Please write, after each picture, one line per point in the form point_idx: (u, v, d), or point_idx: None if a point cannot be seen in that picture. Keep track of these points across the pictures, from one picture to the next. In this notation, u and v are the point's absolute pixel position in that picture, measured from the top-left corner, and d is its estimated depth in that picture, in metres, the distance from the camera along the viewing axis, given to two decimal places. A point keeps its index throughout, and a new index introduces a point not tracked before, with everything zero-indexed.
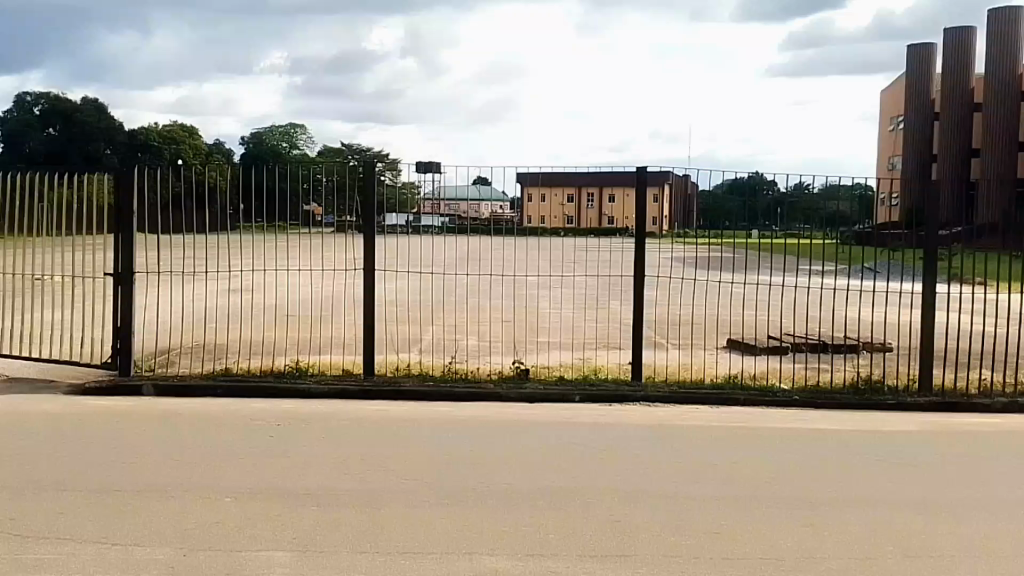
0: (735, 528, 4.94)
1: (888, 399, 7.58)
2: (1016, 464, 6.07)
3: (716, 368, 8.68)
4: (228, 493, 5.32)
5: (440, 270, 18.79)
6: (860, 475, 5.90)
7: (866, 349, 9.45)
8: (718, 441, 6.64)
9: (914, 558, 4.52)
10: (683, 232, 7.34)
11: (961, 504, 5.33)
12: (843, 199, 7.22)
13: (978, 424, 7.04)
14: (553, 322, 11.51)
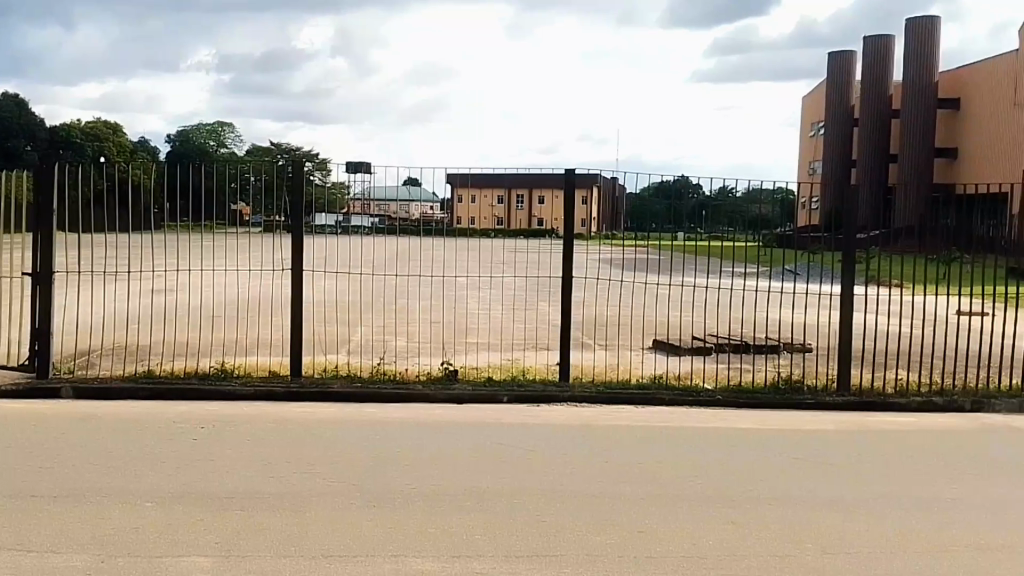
0: (659, 527, 4.88)
1: (806, 398, 8.00)
2: (930, 459, 6.29)
3: (641, 370, 9.12)
4: (150, 498, 5.20)
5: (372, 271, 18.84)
6: (785, 474, 5.96)
7: (786, 349, 9.98)
8: (643, 441, 6.74)
9: (832, 555, 4.48)
10: (611, 234, 7.52)
11: (881, 499, 5.38)
12: (765, 203, 7.38)
13: (890, 422, 7.35)
14: (484, 322, 11.61)
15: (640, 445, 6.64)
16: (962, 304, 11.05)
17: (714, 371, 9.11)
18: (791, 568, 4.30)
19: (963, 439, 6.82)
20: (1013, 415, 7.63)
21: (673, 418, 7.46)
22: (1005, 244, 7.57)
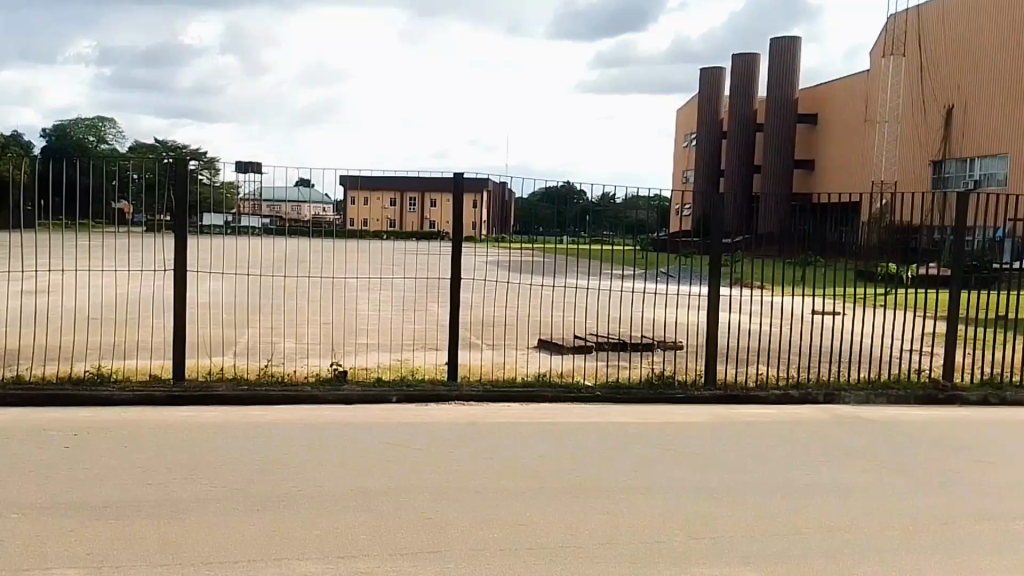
0: (540, 519, 5.13)
1: (677, 393, 8.63)
2: (786, 448, 6.86)
3: (526, 368, 9.48)
4: (17, 510, 5.02)
5: (261, 271, 18.50)
6: (657, 464, 6.37)
7: (660, 347, 10.60)
8: (527, 437, 7.03)
9: (697, 539, 4.82)
10: (500, 237, 7.74)
11: (742, 484, 5.86)
12: (643, 208, 7.86)
13: (753, 415, 7.94)
14: (375, 324, 11.66)
15: (524, 441, 6.92)
16: (819, 303, 12.01)
17: (594, 368, 9.59)
18: (657, 552, 4.62)
19: (816, 428, 7.49)
20: (860, 405, 8.42)
21: (557, 416, 7.83)
22: (855, 248, 8.38)
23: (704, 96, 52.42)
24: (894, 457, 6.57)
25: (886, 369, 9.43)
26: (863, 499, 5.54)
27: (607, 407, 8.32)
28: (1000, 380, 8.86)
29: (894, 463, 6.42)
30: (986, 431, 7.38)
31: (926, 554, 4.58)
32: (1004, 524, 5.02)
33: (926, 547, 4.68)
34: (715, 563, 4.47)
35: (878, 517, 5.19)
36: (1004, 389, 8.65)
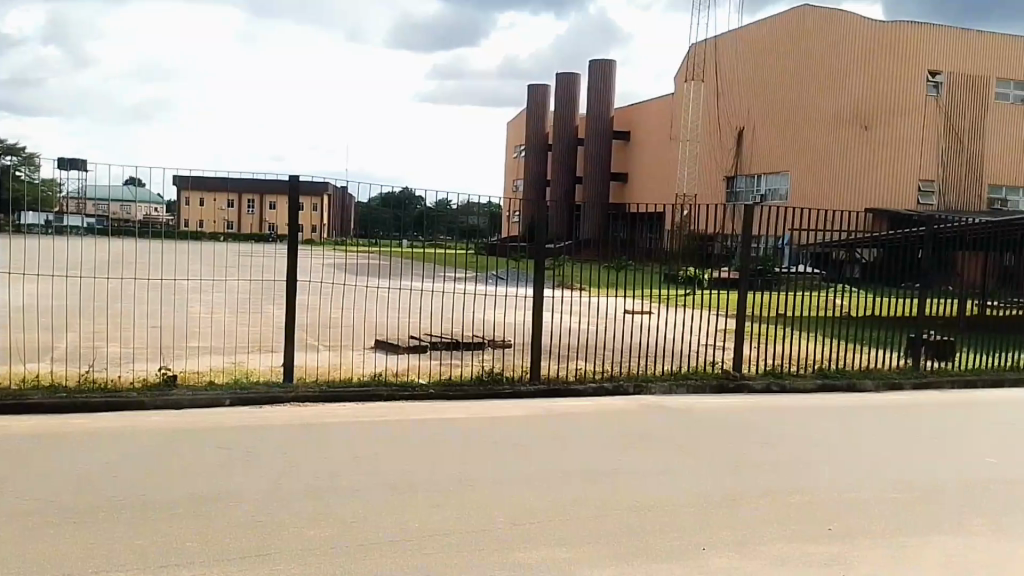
0: (372, 517, 5.36)
1: (506, 389, 9.21)
2: (601, 437, 7.58)
3: (361, 368, 9.69)
4: None
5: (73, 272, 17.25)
6: (485, 458, 6.81)
7: (490, 346, 11.20)
8: (362, 438, 7.24)
9: (520, 525, 5.28)
10: (341, 239, 8.09)
11: (560, 474, 6.42)
12: (476, 215, 8.36)
13: (573, 408, 8.68)
14: (204, 326, 11.37)
15: (359, 442, 7.13)
16: (632, 304, 13.22)
17: (428, 367, 9.99)
18: (480, 538, 5.03)
19: (626, 418, 8.33)
20: (664, 395, 9.44)
21: (393, 416, 8.14)
22: (662, 253, 9.41)
23: (530, 108, 54.63)
24: (690, 443, 7.48)
25: (686, 362, 10.60)
26: (661, 481, 6.30)
27: (440, 404, 8.73)
28: (777, 370, 10.26)
29: (688, 448, 7.31)
30: (764, 416, 8.56)
31: (707, 524, 5.35)
32: (770, 497, 5.94)
33: (708, 518, 5.46)
34: (531, 544, 4.95)
35: (672, 496, 5.93)
36: (782, 378, 10.04)
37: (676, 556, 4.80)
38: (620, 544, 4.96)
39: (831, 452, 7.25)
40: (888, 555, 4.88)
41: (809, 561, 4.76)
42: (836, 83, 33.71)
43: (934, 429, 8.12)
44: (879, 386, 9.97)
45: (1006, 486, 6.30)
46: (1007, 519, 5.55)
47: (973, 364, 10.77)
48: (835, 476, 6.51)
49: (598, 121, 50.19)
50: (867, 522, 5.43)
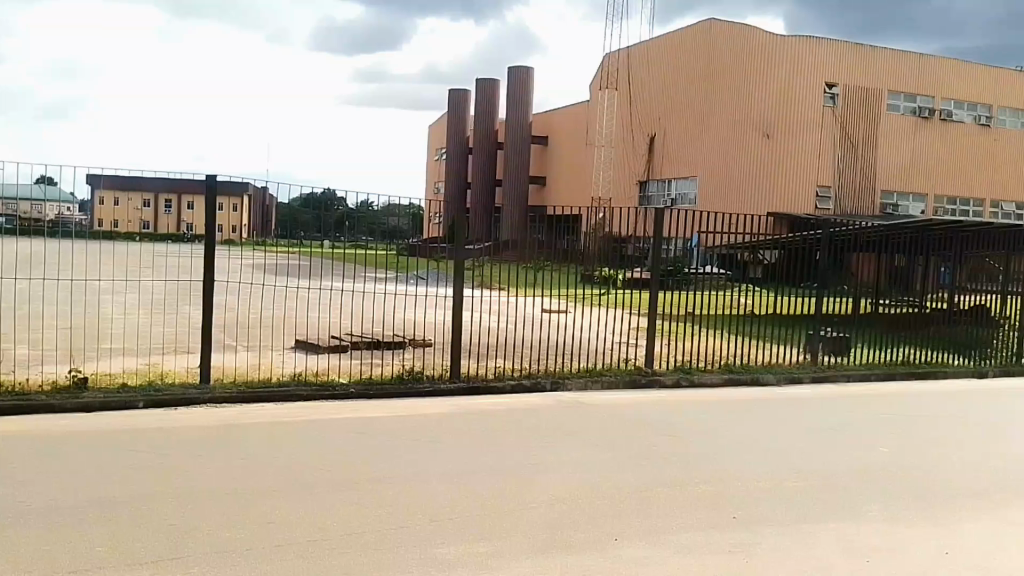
0: (287, 519, 5.40)
1: (426, 388, 9.37)
2: (518, 434, 7.82)
3: (280, 368, 9.67)
4: None
5: None
6: (403, 457, 6.93)
7: (411, 345, 11.35)
8: (280, 440, 7.26)
9: (436, 522, 5.42)
10: (262, 241, 8.09)
11: (477, 471, 6.60)
12: (401, 216, 8.64)
13: (491, 406, 8.91)
14: (116, 328, 11.08)
15: (278, 445, 7.14)
16: (550, 303, 13.61)
17: (348, 366, 10.04)
18: (397, 535, 5.15)
19: (543, 415, 8.62)
20: (580, 391, 9.80)
21: (313, 416, 8.18)
22: (580, 254, 9.75)
23: (451, 112, 54.48)
24: (603, 437, 7.81)
25: (601, 359, 11.02)
26: (575, 475, 6.58)
27: (360, 404, 8.81)
28: (686, 366, 10.80)
29: (601, 442, 7.64)
30: (673, 411, 9.00)
31: (617, 516, 5.63)
32: (674, 489, 6.28)
33: (618, 511, 5.74)
34: (448, 539, 5.11)
35: (584, 490, 6.21)
36: (690, 373, 10.58)
37: (584, 546, 5.05)
38: (534, 537, 5.18)
39: (733, 444, 7.70)
40: (781, 540, 5.26)
41: (709, 548, 5.09)
42: (741, 93, 35.16)
43: (827, 421, 8.72)
44: (779, 380, 10.62)
45: (887, 474, 6.85)
46: (886, 505, 6.06)
47: (865, 359, 11.57)
48: (737, 467, 6.93)
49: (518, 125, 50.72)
50: (763, 511, 5.83)
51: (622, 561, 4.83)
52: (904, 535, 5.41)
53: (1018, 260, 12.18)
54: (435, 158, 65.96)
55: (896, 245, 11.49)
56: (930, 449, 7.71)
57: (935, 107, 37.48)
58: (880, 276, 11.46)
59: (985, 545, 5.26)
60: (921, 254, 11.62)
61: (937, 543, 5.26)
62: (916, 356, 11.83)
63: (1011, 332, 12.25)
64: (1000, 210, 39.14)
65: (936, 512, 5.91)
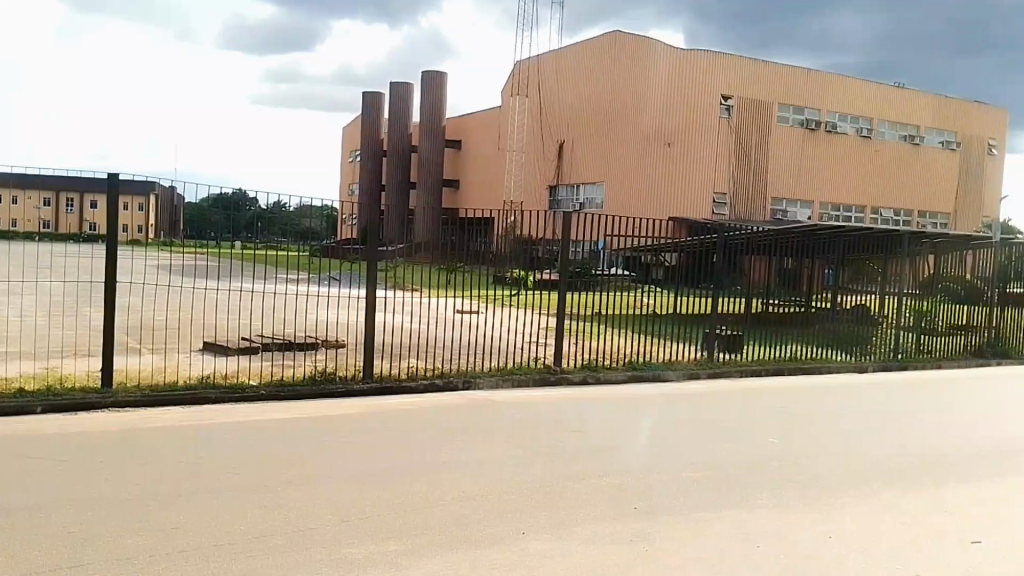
0: (192, 524, 5.38)
1: (338, 388, 9.41)
2: (430, 433, 7.99)
3: (188, 371, 9.51)
4: None
5: None
6: (313, 460, 6.97)
7: (324, 346, 11.34)
8: (187, 445, 7.18)
9: (346, 522, 5.52)
10: (170, 240, 8.14)
11: (388, 471, 6.72)
12: (314, 217, 8.75)
13: (403, 406, 9.05)
14: (10, 331, 10.63)
15: (186, 449, 7.07)
16: (464, 303, 13.84)
17: (259, 368, 9.96)
18: (306, 536, 5.23)
19: (455, 414, 8.82)
20: (491, 390, 10.06)
21: (223, 419, 8.12)
22: (492, 256, 10.00)
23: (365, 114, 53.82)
24: (513, 434, 8.09)
25: (512, 358, 11.30)
26: (487, 472, 6.81)
27: (271, 405, 8.79)
28: (593, 363, 11.24)
29: (511, 439, 7.91)
30: (581, 407, 9.38)
31: (525, 511, 5.88)
32: (578, 484, 6.58)
33: (526, 506, 5.98)
34: (360, 538, 5.22)
35: (494, 486, 6.43)
36: (596, 370, 11.02)
37: (490, 541, 5.26)
38: (446, 533, 5.37)
39: (636, 438, 8.13)
40: (676, 529, 5.64)
41: (611, 538, 5.41)
42: (644, 104, 36.39)
43: (722, 415, 9.29)
44: (679, 376, 11.20)
45: (773, 464, 7.39)
46: (771, 493, 6.56)
47: (757, 354, 12.32)
48: (638, 461, 7.33)
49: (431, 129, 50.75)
50: (661, 502, 6.21)
51: (529, 553, 5.08)
52: (786, 521, 5.88)
53: (893, 263, 13.21)
54: (349, 159, 65.19)
55: (786, 248, 12.26)
56: (813, 440, 8.34)
57: (822, 119, 39.87)
58: (772, 277, 12.21)
59: (856, 527, 5.78)
60: (807, 257, 12.48)
61: (814, 527, 5.75)
62: (803, 352, 12.67)
63: (888, 330, 13.27)
64: (880, 217, 41.99)
65: (814, 499, 6.44)
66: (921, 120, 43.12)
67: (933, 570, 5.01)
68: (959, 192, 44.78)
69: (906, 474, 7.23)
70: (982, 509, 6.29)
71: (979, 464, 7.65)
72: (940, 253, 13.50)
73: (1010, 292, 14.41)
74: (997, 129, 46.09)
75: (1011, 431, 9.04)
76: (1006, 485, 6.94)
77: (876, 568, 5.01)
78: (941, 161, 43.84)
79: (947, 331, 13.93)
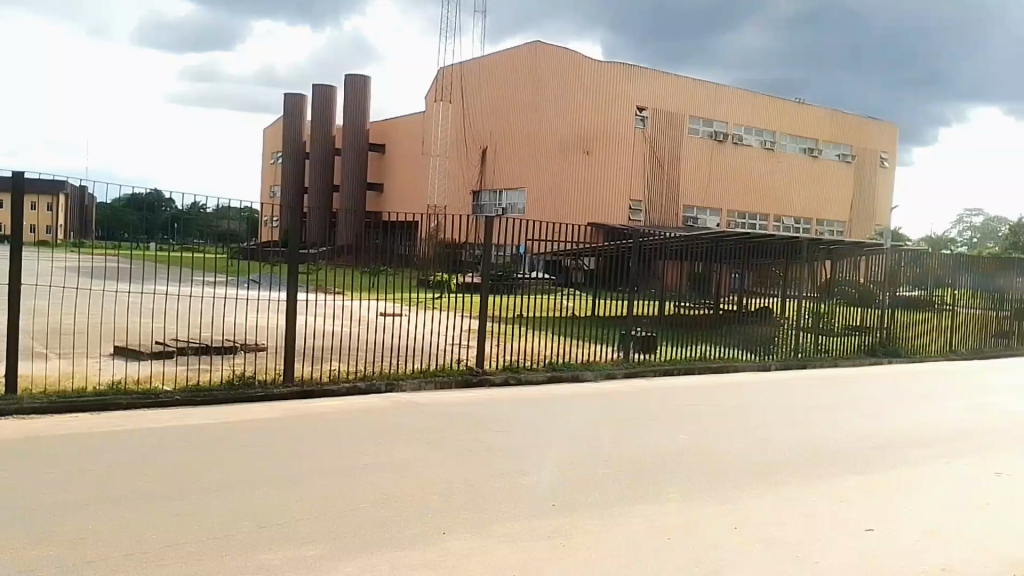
0: (101, 533, 5.28)
1: (257, 392, 9.33)
2: (351, 436, 8.04)
3: (98, 377, 9.26)
4: None
5: None
6: (229, 465, 6.91)
7: (242, 349, 11.22)
8: (96, 452, 7.02)
9: (263, 528, 5.52)
10: (81, 242, 8.21)
11: (307, 475, 6.73)
12: (233, 219, 8.91)
13: (323, 409, 9.06)
14: None
15: (97, 457, 6.91)
16: (387, 307, 13.94)
17: (174, 373, 9.80)
18: (221, 543, 5.21)
19: (376, 416, 8.88)
20: (412, 392, 10.17)
21: (137, 425, 7.96)
22: (416, 260, 10.14)
23: (286, 116, 52.57)
24: (434, 436, 8.23)
25: (434, 360, 11.40)
26: (409, 474, 6.93)
27: (187, 410, 8.66)
28: (514, 365, 11.47)
29: (432, 441, 8.05)
30: (500, 408, 9.60)
31: (445, 511, 6.03)
32: (496, 484, 6.75)
33: (446, 507, 6.13)
34: (280, 544, 5.25)
35: (415, 488, 6.56)
36: (517, 372, 11.25)
37: (409, 543, 5.37)
38: (366, 536, 5.46)
39: (553, 437, 8.39)
40: (591, 525, 5.89)
41: (528, 536, 5.61)
42: (561, 112, 37.13)
43: (635, 413, 9.68)
44: (595, 377, 11.57)
45: (683, 460, 7.78)
46: (680, 487, 6.92)
47: (670, 354, 12.81)
48: (556, 459, 7.58)
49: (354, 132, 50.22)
50: (577, 499, 6.46)
51: (448, 553, 5.22)
52: (694, 514, 6.23)
53: (795, 267, 14.05)
54: (268, 160, 63.89)
55: (696, 254, 12.83)
56: (720, 436, 8.81)
57: (729, 131, 41.56)
58: (686, 282, 12.67)
59: (757, 518, 6.18)
60: (716, 262, 13.12)
61: (719, 519, 6.11)
62: (712, 351, 13.26)
63: (789, 330, 14.06)
64: (782, 224, 44.15)
65: (721, 492, 6.82)
66: (820, 133, 45.52)
67: (824, 556, 5.43)
68: (854, 202, 47.44)
69: (803, 467, 7.74)
70: (870, 498, 6.81)
71: (870, 456, 8.25)
72: (835, 259, 14.54)
73: (899, 295, 15.46)
74: (889, 143, 49.04)
75: (898, 425, 9.76)
76: (892, 476, 7.52)
77: (774, 556, 5.39)
78: (838, 172, 46.36)
79: (843, 332, 14.82)
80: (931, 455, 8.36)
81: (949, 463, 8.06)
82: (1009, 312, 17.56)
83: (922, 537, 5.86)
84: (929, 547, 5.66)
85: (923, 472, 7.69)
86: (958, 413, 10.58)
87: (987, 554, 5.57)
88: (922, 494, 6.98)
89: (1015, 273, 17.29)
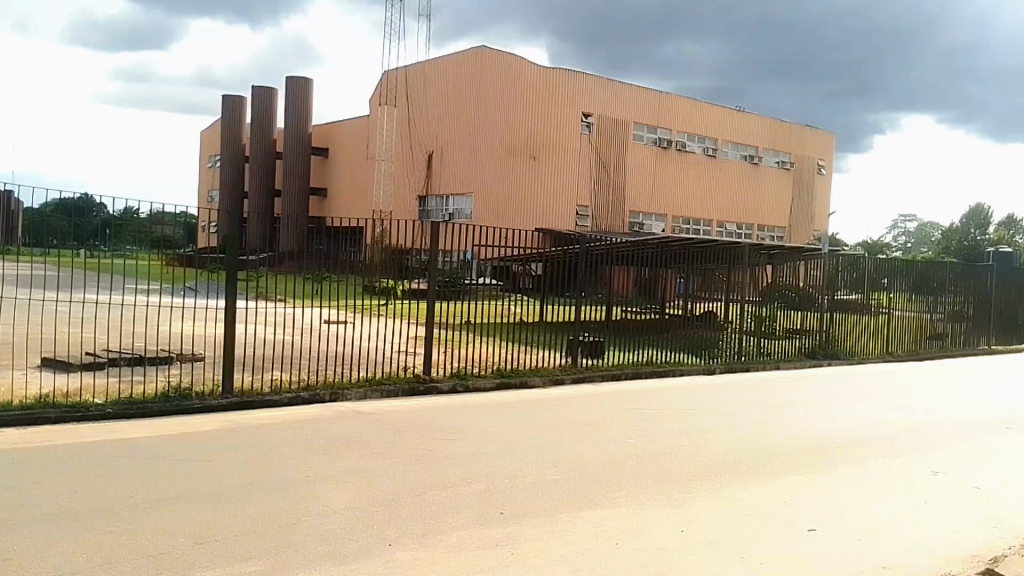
0: (26, 553, 4.97)
1: (193, 403, 9.02)
2: (291, 447, 7.82)
3: (24, 391, 8.81)
4: None
5: None
6: (165, 480, 6.63)
7: (179, 360, 10.88)
8: (22, 469, 6.67)
9: (201, 544, 5.28)
10: (5, 248, 7.83)
11: (248, 489, 6.49)
12: (167, 224, 8.62)
13: (264, 420, 8.81)
14: None
15: (20, 475, 6.52)
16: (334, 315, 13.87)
17: (105, 385, 9.42)
18: (157, 562, 4.95)
19: (319, 426, 8.66)
20: (358, 401, 9.96)
21: (66, 440, 7.58)
22: (361, 265, 9.88)
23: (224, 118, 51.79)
24: (379, 445, 8.06)
25: (380, 368, 11.24)
26: (354, 484, 6.74)
27: (120, 424, 8.31)
28: (461, 371, 11.34)
29: (377, 450, 7.87)
30: (445, 415, 9.49)
31: (392, 522, 5.87)
32: (441, 493, 6.62)
33: (394, 517, 5.98)
34: (218, 561, 5.01)
35: (361, 499, 6.38)
36: (465, 378, 11.16)
37: (355, 555, 5.20)
38: (310, 550, 5.26)
39: (502, 444, 8.30)
40: (542, 532, 5.81)
41: (477, 545, 5.49)
42: (508, 117, 37.16)
43: (583, 418, 9.66)
44: (544, 382, 11.56)
45: (631, 464, 7.79)
46: (629, 491, 6.90)
47: (617, 359, 12.89)
48: (504, 466, 7.49)
49: (295, 137, 49.47)
50: (527, 506, 6.38)
51: (394, 565, 5.06)
52: (644, 517, 6.21)
53: (737, 272, 14.28)
54: (207, 165, 62.60)
55: (641, 258, 12.99)
56: (668, 439, 8.87)
57: (671, 138, 42.29)
58: (632, 286, 12.83)
59: (704, 520, 6.20)
60: (662, 267, 13.20)
61: (668, 522, 6.11)
62: (658, 356, 13.41)
63: (733, 334, 14.32)
64: (724, 229, 45.24)
65: (669, 495, 6.83)
66: (760, 141, 46.63)
67: (770, 557, 5.45)
68: (792, 208, 48.72)
69: (748, 468, 7.83)
70: (810, 497, 6.94)
71: (809, 455, 8.42)
72: (776, 263, 14.76)
73: (838, 299, 15.91)
74: (824, 151, 50.60)
75: (837, 425, 10.00)
76: (833, 476, 7.67)
77: (724, 558, 5.38)
78: (776, 179, 47.56)
79: (783, 334, 15.20)
80: (868, 454, 8.56)
81: (885, 462, 8.27)
82: (942, 315, 18.17)
83: (863, 535, 5.96)
84: (867, 546, 5.73)
85: (861, 472, 7.86)
86: (893, 413, 10.90)
87: (923, 549, 5.70)
88: (864, 494, 7.11)
89: (946, 278, 17.98)
